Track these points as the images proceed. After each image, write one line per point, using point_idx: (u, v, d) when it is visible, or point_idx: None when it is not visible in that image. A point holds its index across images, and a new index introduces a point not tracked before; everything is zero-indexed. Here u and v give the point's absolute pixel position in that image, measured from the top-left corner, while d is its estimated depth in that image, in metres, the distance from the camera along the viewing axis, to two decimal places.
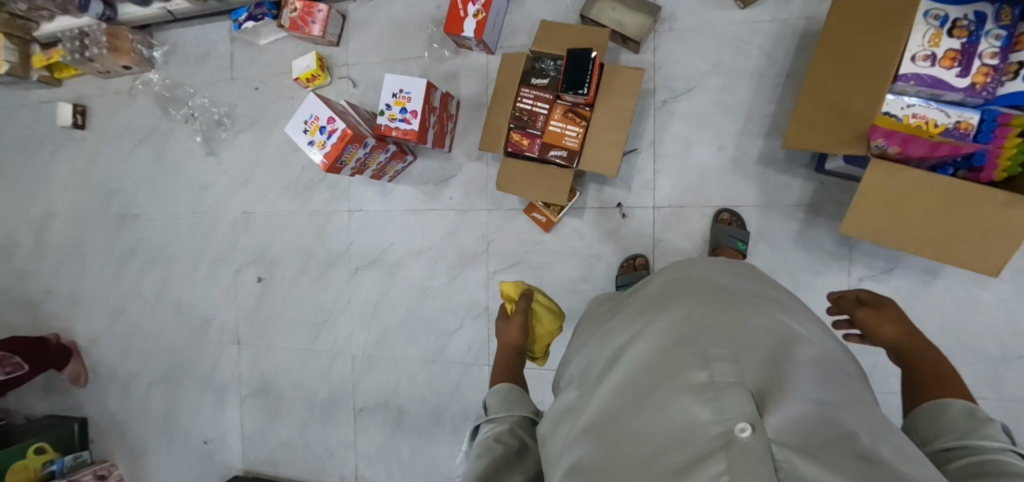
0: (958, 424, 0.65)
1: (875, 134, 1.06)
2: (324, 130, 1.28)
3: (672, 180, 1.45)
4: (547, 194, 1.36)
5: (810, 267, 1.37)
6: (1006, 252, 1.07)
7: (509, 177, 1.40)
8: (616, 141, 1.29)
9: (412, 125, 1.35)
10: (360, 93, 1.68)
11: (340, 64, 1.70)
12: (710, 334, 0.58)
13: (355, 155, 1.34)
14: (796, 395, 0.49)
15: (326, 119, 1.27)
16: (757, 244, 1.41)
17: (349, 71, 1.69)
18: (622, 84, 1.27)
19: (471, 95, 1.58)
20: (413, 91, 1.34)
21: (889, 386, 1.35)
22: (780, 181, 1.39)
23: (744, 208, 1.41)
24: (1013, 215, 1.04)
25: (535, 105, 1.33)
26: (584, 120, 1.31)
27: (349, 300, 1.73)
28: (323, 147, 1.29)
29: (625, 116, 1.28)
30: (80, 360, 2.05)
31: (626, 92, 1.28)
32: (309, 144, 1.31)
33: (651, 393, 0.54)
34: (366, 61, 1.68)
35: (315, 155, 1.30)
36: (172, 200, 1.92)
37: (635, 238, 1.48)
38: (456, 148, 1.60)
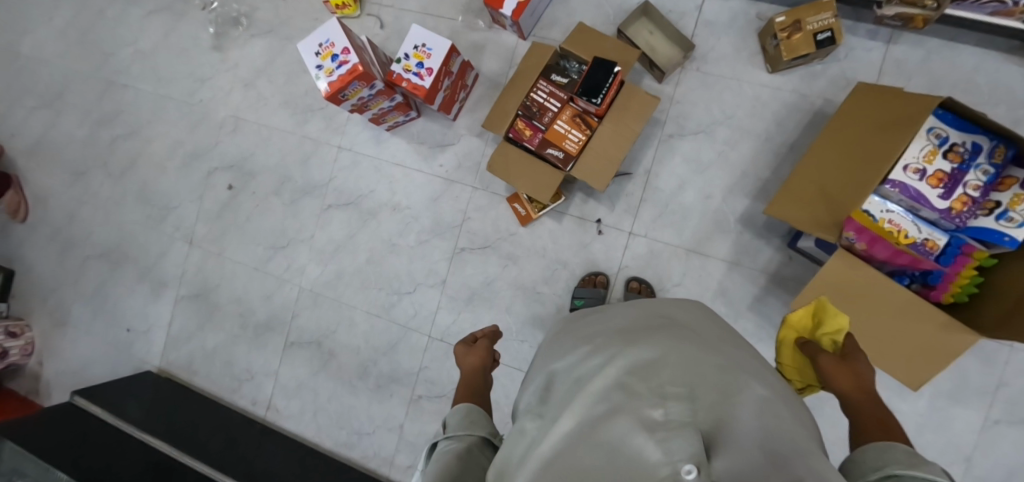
0: (898, 456, 0.64)
1: (848, 226, 1.09)
2: (335, 59, 1.26)
3: (655, 213, 1.48)
4: (533, 189, 1.36)
5: (756, 333, 1.42)
6: (930, 371, 1.13)
7: (502, 162, 1.39)
8: (614, 159, 1.30)
9: (424, 81, 1.34)
10: (384, 36, 1.66)
11: (373, 1, 1.68)
12: (670, 372, 0.62)
13: (360, 92, 1.32)
14: (743, 442, 0.53)
15: (342, 49, 1.26)
16: (714, 298, 1.45)
17: (380, 11, 1.67)
18: (635, 106, 1.28)
19: (492, 72, 1.58)
20: (435, 48, 1.34)
21: None
22: (754, 245, 1.43)
23: (713, 259, 1.45)
24: (946, 338, 1.10)
25: (547, 100, 1.33)
26: (589, 128, 1.31)
27: (313, 233, 1.72)
28: (329, 75, 1.27)
29: (630, 137, 1.29)
30: (20, 192, 1.97)
31: (637, 115, 1.29)
32: (316, 68, 1.28)
33: (605, 425, 0.57)
34: (400, 6, 1.65)
35: (320, 81, 1.27)
36: (166, 82, 1.86)
37: (604, 257, 1.50)
38: (462, 119, 1.60)
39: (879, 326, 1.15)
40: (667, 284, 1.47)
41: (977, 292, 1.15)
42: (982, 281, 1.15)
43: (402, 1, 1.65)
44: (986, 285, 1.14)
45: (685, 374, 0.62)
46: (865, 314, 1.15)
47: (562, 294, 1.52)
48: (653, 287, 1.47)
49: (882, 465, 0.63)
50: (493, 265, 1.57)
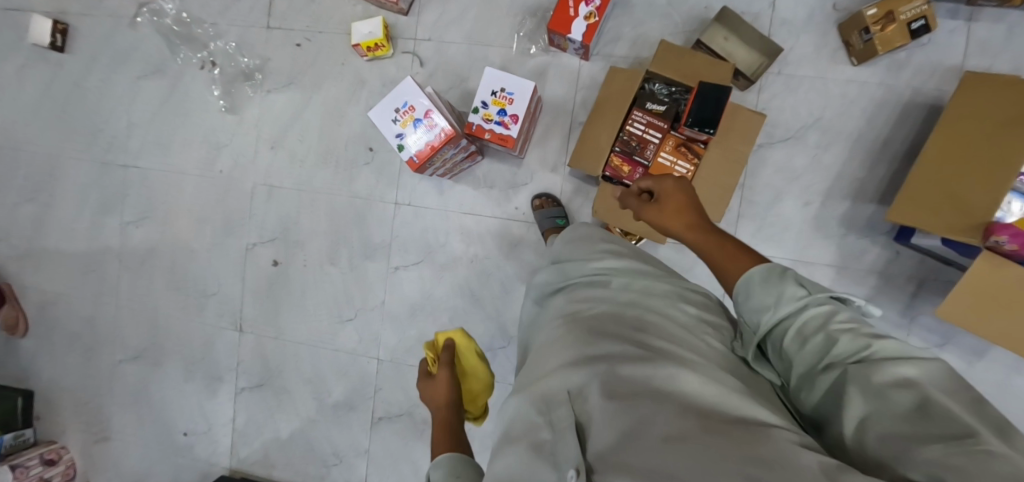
0: (763, 294, 0.66)
1: (999, 230, 1.05)
2: (418, 124, 1.12)
3: (754, 228, 1.42)
4: (641, 228, 1.28)
5: (871, 333, 1.41)
6: None
7: (603, 202, 1.31)
8: (726, 187, 1.24)
9: (509, 130, 1.22)
10: (426, 74, 1.50)
11: (406, 36, 1.50)
12: (557, 372, 0.67)
13: (444, 154, 1.20)
14: (610, 402, 0.58)
15: (424, 112, 1.12)
16: None
17: (416, 46, 1.50)
18: (742, 127, 1.22)
19: (555, 99, 1.45)
20: (516, 92, 1.21)
21: None
22: (858, 246, 1.40)
23: (820, 266, 1.40)
24: None
25: (646, 132, 1.23)
26: (697, 156, 1.23)
27: (382, 298, 1.58)
28: (415, 143, 1.13)
29: (741, 161, 1.23)
30: (19, 304, 1.73)
31: (745, 136, 1.22)
32: (397, 137, 1.14)
33: (512, 453, 0.61)
34: (440, 38, 1.49)
35: (405, 152, 1.14)
36: (177, 154, 1.65)
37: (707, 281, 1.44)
38: (532, 154, 1.47)
39: (1011, 321, 1.13)
40: None
41: None
42: None
43: (441, 33, 1.49)
44: None
45: (567, 365, 0.67)
46: (1000, 309, 1.13)
47: None
48: None
49: (765, 317, 0.65)
50: None
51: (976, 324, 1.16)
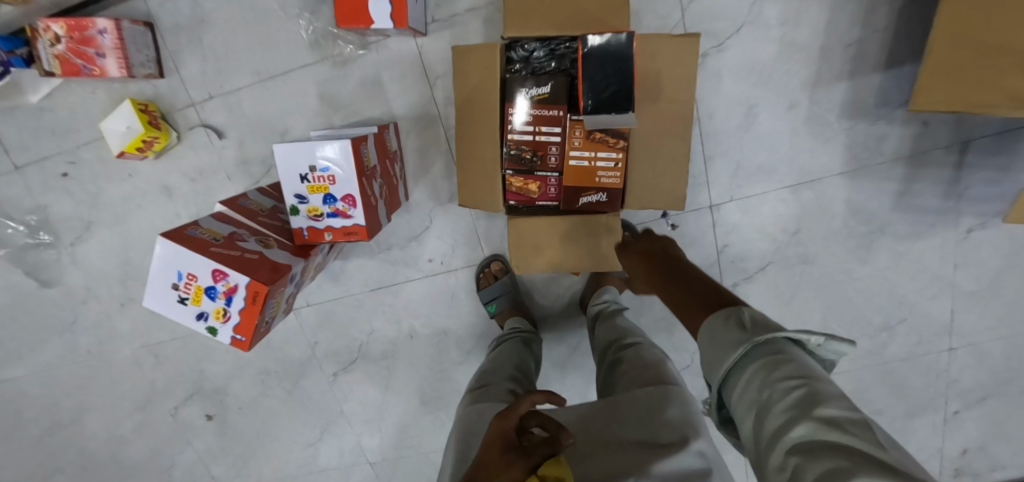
0: None
1: None
2: (213, 293, 0.73)
3: (732, 164, 1.03)
4: (585, 258, 0.93)
5: (913, 231, 1.09)
6: None
7: (522, 243, 0.93)
8: (679, 160, 0.84)
9: (353, 218, 0.83)
10: (235, 145, 1.07)
11: (181, 104, 1.05)
12: None
13: (279, 300, 0.81)
14: None
15: (210, 275, 0.72)
16: (851, 220, 1.09)
17: (201, 113, 1.05)
18: (671, 67, 0.79)
19: (410, 107, 1.02)
20: (333, 164, 0.79)
21: (1005, 332, 1.16)
22: (873, 134, 1.02)
23: (828, 179, 1.05)
24: None
25: (538, 131, 0.84)
26: (621, 137, 0.82)
27: (341, 407, 1.32)
28: (226, 318, 0.75)
29: (685, 114, 0.82)
30: None
31: (676, 77, 0.80)
32: (198, 318, 0.76)
33: None
34: (225, 90, 1.04)
35: (220, 334, 0.76)
36: (25, 353, 1.32)
37: (694, 252, 1.11)
38: (415, 191, 1.07)
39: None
40: (787, 237, 1.10)
41: None
42: None
43: (224, 83, 1.03)
44: None
45: None
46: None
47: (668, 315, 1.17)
48: (771, 250, 1.10)
49: None
50: (566, 328, 1.20)
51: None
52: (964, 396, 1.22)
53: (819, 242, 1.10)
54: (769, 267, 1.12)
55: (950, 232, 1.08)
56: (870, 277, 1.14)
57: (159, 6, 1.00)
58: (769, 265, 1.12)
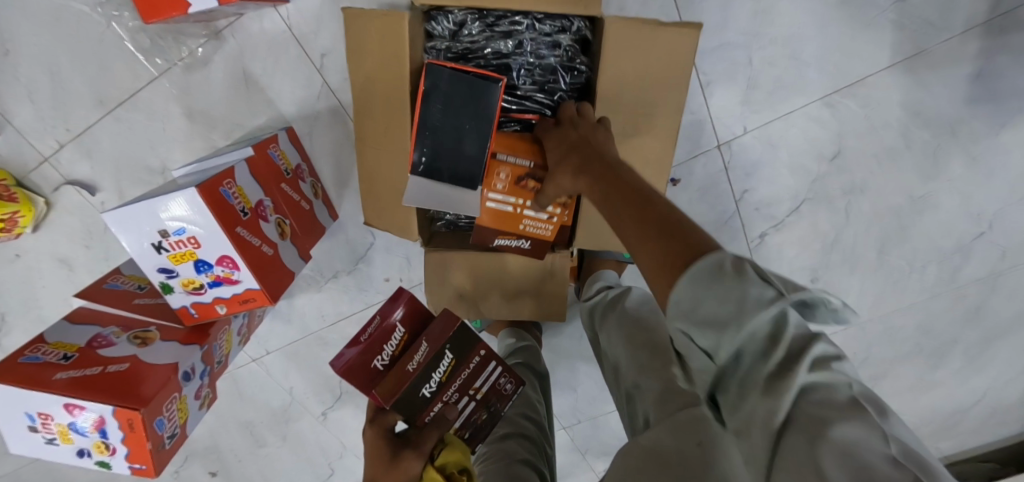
0: None
1: None
2: (82, 428, 0.56)
3: (738, 83, 0.77)
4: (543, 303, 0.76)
5: (992, 125, 0.81)
6: None
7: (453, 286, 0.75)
8: None
9: (241, 280, 0.63)
10: (100, 193, 0.82)
11: (14, 156, 0.79)
12: None
13: (185, 402, 0.63)
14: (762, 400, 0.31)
15: (66, 409, 0.55)
16: (914, 126, 0.80)
17: (48, 162, 0.80)
18: (643, 77, 0.60)
19: (303, 103, 0.78)
20: (188, 222, 0.59)
21: None
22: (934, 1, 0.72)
23: (875, 77, 0.77)
24: None
25: None
26: None
27: (330, 456, 1.13)
28: (110, 451, 0.58)
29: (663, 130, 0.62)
30: None
31: (661, 72, 0.59)
32: (81, 456, 0.59)
33: None
34: (64, 125, 0.78)
35: (114, 468, 0.60)
36: None
37: (706, 204, 0.86)
38: (343, 205, 0.85)
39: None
40: (826, 163, 0.83)
41: None
42: None
43: (56, 116, 0.77)
44: None
45: None
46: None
47: None
48: (806, 182, 0.85)
49: None
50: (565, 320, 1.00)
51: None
52: None
53: (868, 163, 0.84)
54: (803, 206, 0.87)
55: None
56: (935, 195, 0.87)
57: None
58: (804, 204, 0.87)
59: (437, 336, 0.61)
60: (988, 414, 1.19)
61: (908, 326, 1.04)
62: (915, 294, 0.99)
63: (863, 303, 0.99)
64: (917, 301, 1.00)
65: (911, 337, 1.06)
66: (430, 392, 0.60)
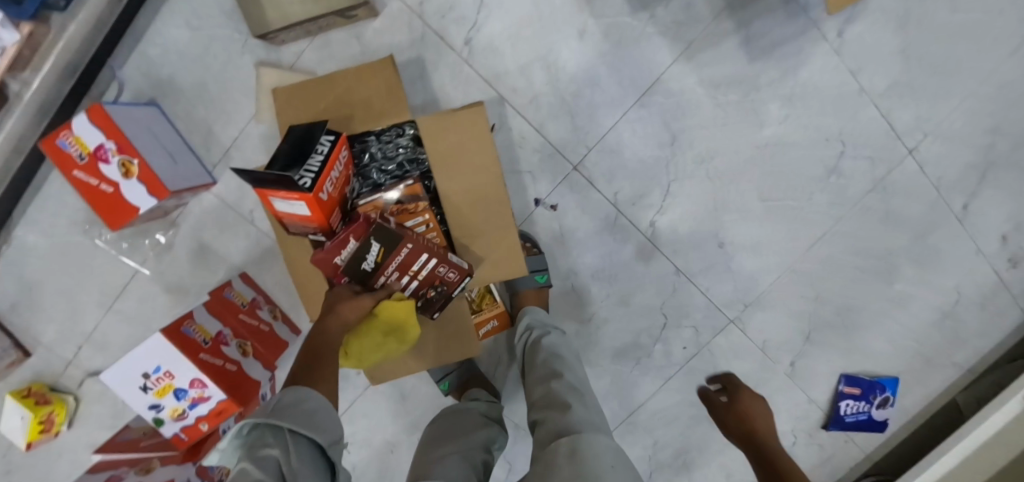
0: None
1: None
2: None
3: (565, 115, 0.95)
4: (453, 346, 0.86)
5: (782, 69, 0.97)
6: None
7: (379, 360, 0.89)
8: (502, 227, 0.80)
9: (212, 396, 0.77)
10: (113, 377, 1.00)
11: (43, 370, 0.99)
12: None
13: None
14: None
15: None
16: (721, 94, 0.96)
17: (69, 365, 0.99)
18: (462, 145, 0.76)
19: (247, 250, 0.98)
20: (162, 361, 0.75)
21: (938, 110, 1.03)
22: (679, 4, 0.91)
23: (669, 71, 0.94)
24: None
25: None
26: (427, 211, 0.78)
27: None
28: None
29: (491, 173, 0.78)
30: None
31: (477, 147, 0.76)
32: None
33: None
34: (75, 332, 0.98)
35: None
36: None
37: (591, 215, 1.00)
38: (302, 319, 1.02)
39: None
40: (669, 148, 0.98)
41: None
42: None
43: (68, 327, 0.98)
44: None
45: None
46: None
47: (611, 286, 1.06)
48: (662, 168, 0.99)
49: None
50: None
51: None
52: (944, 189, 1.08)
53: (704, 135, 0.98)
54: (672, 187, 1.00)
55: (819, 49, 0.96)
56: (776, 138, 1.00)
57: None
58: (671, 185, 1.00)
59: (361, 231, 0.68)
60: (970, 310, 1.19)
61: (839, 253, 1.09)
62: (824, 223, 1.07)
63: (779, 249, 1.07)
64: (830, 228, 1.07)
65: (848, 264, 1.10)
66: (369, 266, 0.71)
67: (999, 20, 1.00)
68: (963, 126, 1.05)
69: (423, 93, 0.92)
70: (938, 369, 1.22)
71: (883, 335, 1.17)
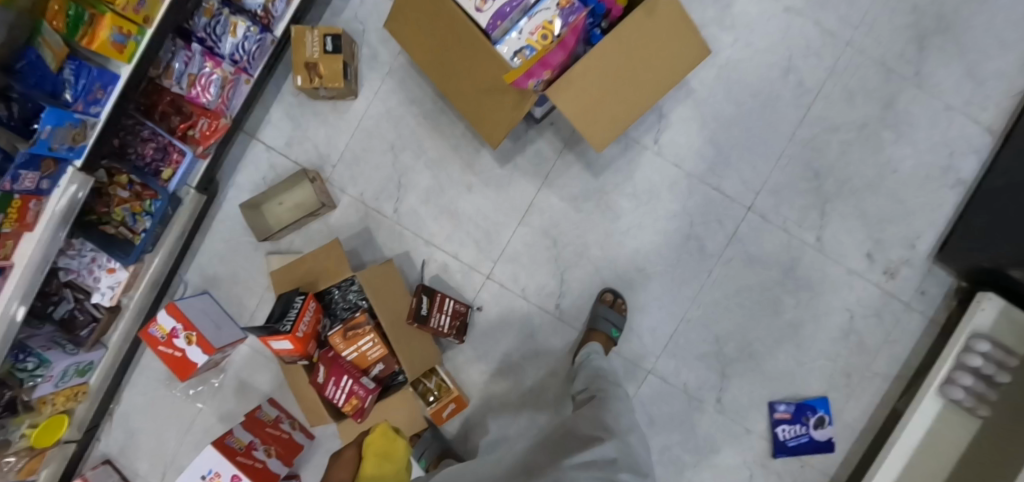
0: None
1: (534, 73, 0.98)
2: None
3: (471, 242, 1.33)
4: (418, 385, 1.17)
5: (620, 175, 1.32)
6: (681, 51, 1.04)
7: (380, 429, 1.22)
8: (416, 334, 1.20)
9: None
10: None
11: None
12: None
13: None
14: None
15: None
16: (579, 203, 1.32)
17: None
18: (386, 287, 1.18)
19: (272, 381, 1.38)
20: (212, 465, 1.10)
21: (759, 174, 1.33)
22: (530, 152, 1.32)
23: (536, 197, 1.32)
24: (656, 19, 1.01)
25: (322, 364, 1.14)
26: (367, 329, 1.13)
27: None
28: None
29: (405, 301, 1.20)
30: None
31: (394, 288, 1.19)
32: None
33: None
34: (163, 461, 1.38)
35: None
36: None
37: (508, 307, 1.33)
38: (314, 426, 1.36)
39: (593, 95, 1.02)
40: (553, 248, 1.33)
41: None
42: None
43: (159, 457, 1.38)
44: None
45: None
46: (592, 88, 1.01)
47: (540, 360, 1.34)
48: (552, 263, 1.33)
49: None
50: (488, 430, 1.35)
51: (585, 116, 1.04)
52: (791, 230, 1.33)
53: (577, 233, 1.32)
54: (565, 274, 1.33)
55: (643, 155, 1.32)
56: (634, 223, 1.32)
57: (100, 444, 1.38)
58: (563, 273, 1.33)
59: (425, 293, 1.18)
60: (868, 324, 1.35)
61: (722, 297, 1.33)
62: (699, 277, 1.33)
63: (666, 304, 1.33)
64: (705, 280, 1.33)
65: (734, 305, 1.34)
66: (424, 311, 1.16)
67: (782, 101, 1.32)
68: (785, 180, 1.33)
69: (372, 248, 1.34)
70: (862, 381, 1.35)
71: (793, 359, 1.35)
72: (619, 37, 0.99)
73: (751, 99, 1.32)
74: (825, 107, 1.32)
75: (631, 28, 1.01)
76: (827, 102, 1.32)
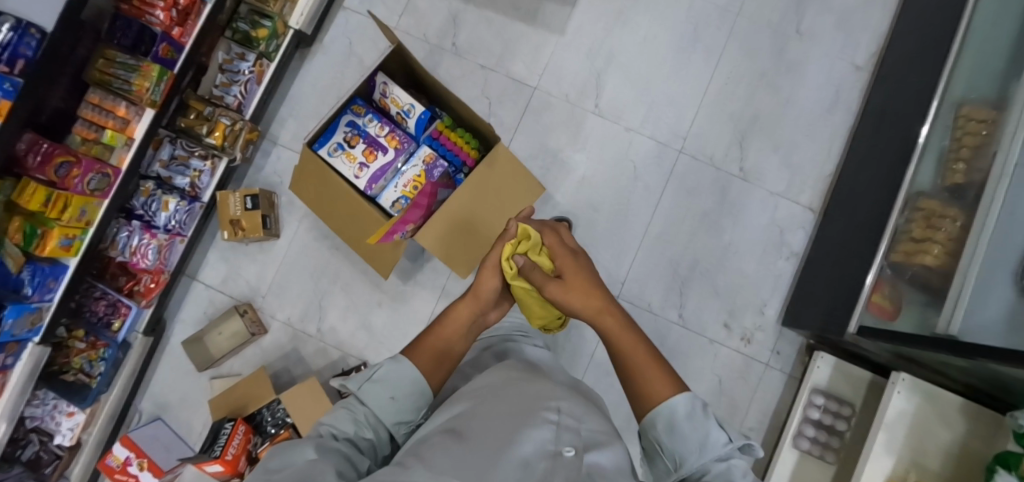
0: None
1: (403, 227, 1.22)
2: None
3: (384, 350, 1.55)
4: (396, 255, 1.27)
5: None
6: (521, 189, 1.31)
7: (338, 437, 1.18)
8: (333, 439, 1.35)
9: None
10: None
11: None
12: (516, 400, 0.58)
13: None
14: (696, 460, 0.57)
15: None
16: None
17: None
18: (309, 404, 1.37)
19: None
20: None
21: (622, 266, 1.57)
22: (427, 269, 1.56)
23: (436, 306, 1.55)
24: (496, 169, 1.26)
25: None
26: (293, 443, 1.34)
27: None
28: None
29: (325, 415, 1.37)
30: None
31: (317, 404, 1.37)
32: None
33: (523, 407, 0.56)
34: None
35: None
36: None
37: None
38: None
39: (454, 235, 1.27)
40: None
41: (472, 136, 1.39)
42: (468, 133, 1.39)
43: None
44: (469, 131, 1.38)
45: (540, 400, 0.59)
46: (452, 230, 1.27)
47: None
48: None
49: None
50: None
51: (450, 253, 1.29)
52: (655, 311, 1.56)
53: None
54: None
55: None
56: None
57: None
58: None
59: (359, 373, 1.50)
60: (735, 385, 1.55)
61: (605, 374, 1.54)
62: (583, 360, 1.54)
63: None
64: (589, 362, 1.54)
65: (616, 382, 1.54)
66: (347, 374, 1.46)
67: (633, 204, 1.59)
68: (645, 269, 1.57)
69: (300, 364, 1.55)
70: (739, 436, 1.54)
71: None
72: (465, 192, 1.23)
73: (606, 205, 1.58)
74: (670, 205, 1.59)
75: (481, 180, 1.25)
76: (670, 201, 1.58)
